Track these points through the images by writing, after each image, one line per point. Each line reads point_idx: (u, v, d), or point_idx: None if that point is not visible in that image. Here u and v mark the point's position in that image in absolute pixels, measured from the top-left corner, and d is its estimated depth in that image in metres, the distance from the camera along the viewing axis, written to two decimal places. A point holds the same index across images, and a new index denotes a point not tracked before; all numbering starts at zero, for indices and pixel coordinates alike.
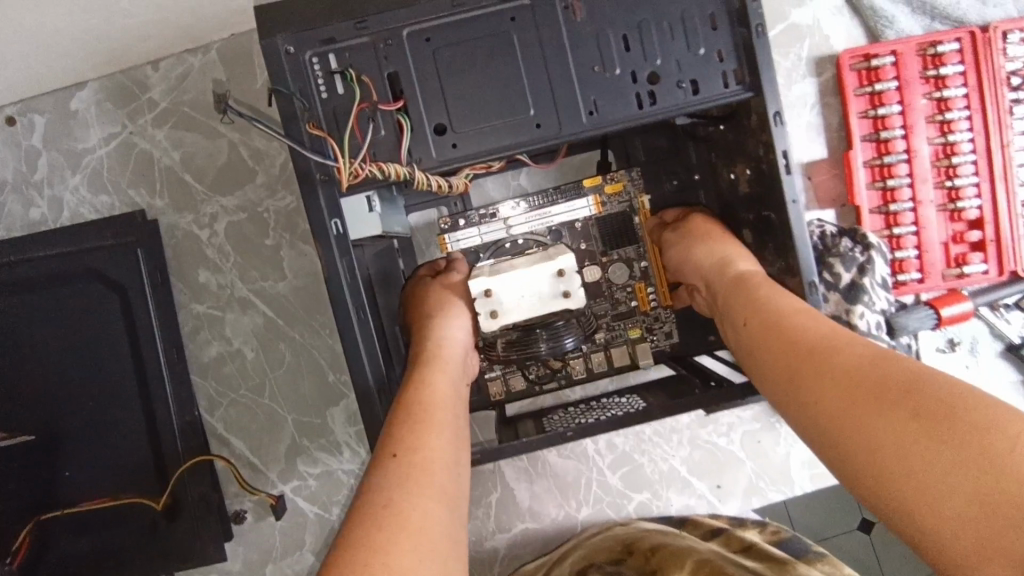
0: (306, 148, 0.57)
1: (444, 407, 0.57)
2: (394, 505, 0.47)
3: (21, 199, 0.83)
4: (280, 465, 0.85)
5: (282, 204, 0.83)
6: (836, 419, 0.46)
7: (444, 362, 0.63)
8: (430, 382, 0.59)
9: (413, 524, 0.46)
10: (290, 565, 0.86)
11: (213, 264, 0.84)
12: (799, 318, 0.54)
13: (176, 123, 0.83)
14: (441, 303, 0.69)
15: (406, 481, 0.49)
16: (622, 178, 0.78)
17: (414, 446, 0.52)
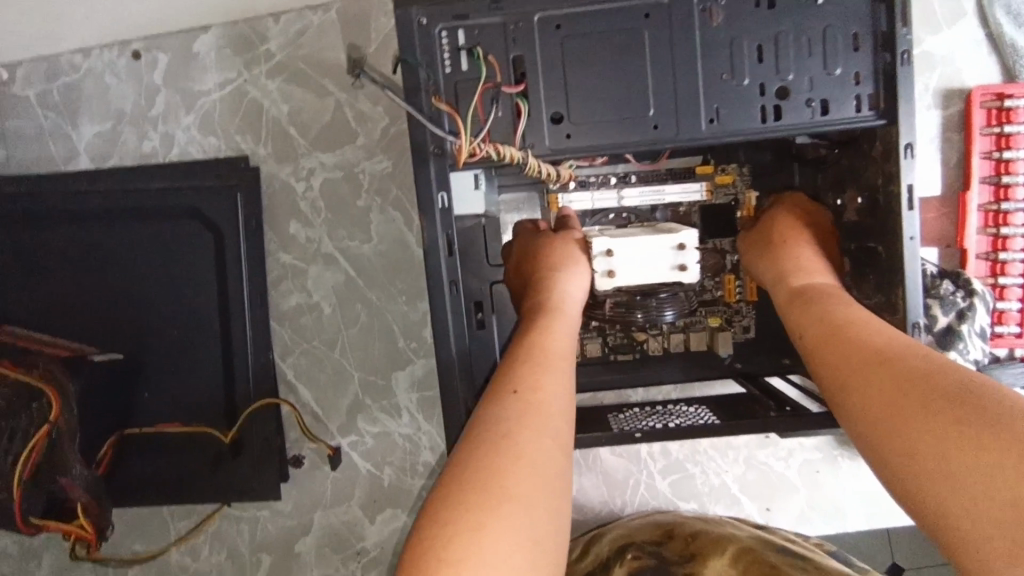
0: (424, 118, 0.58)
1: (558, 356, 0.58)
2: (512, 437, 0.48)
3: (136, 131, 0.86)
4: (340, 418, 0.88)
5: (379, 168, 0.85)
6: (883, 424, 0.47)
7: (556, 313, 0.62)
8: (540, 330, 0.60)
9: (527, 454, 0.47)
10: (337, 515, 0.89)
11: (305, 217, 0.86)
12: (862, 331, 0.54)
13: (289, 77, 0.85)
14: (560, 257, 0.67)
15: (524, 415, 0.50)
16: (732, 171, 0.75)
17: (531, 387, 0.53)
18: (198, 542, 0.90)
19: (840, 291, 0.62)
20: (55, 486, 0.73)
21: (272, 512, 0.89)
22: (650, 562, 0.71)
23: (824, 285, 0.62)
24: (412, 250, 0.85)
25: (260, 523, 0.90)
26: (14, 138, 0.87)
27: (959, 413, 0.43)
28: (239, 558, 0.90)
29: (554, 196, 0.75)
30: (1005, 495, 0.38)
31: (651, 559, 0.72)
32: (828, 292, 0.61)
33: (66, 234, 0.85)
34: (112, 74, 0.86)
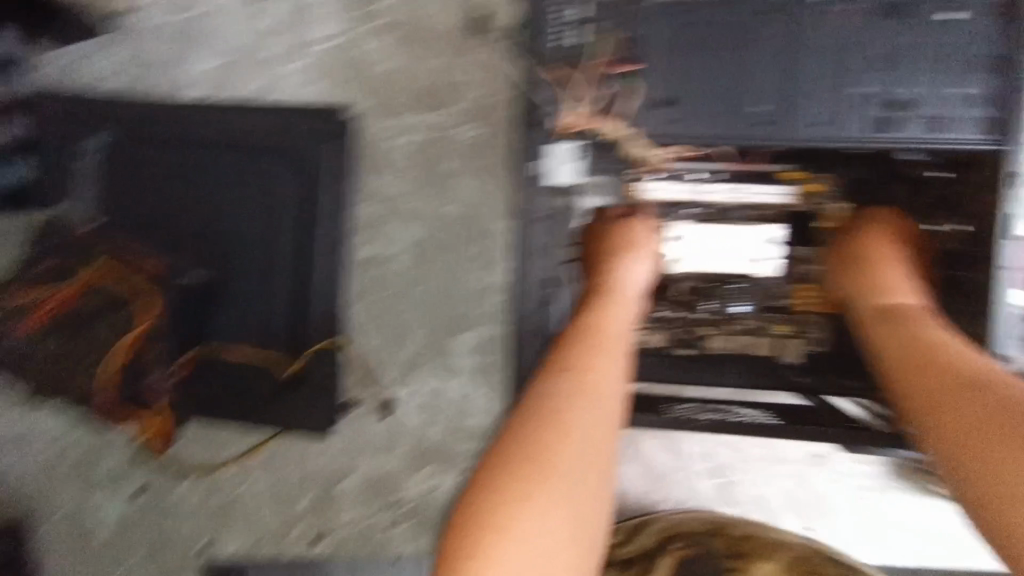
0: (537, 88, 0.66)
1: (614, 337, 0.58)
2: (563, 414, 0.49)
3: (247, 72, 0.91)
4: (399, 369, 0.92)
5: (467, 135, 0.88)
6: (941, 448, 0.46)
7: (616, 297, 0.63)
8: (598, 311, 0.60)
9: (575, 432, 0.48)
10: (384, 462, 0.94)
11: (392, 173, 0.90)
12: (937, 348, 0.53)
13: (396, 37, 0.88)
14: (631, 246, 0.68)
15: (576, 392, 0.51)
16: (823, 180, 0.75)
17: (585, 365, 0.54)
18: (251, 465, 0.95)
19: (930, 313, 0.59)
20: (141, 385, 0.82)
21: (322, 448, 0.94)
22: (694, 551, 0.76)
23: (911, 305, 0.60)
24: (489, 218, 0.88)
25: (310, 457, 0.95)
26: (133, 65, 0.93)
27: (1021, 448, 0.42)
28: (286, 486, 0.95)
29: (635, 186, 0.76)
30: None
31: (695, 549, 0.77)
32: (919, 315, 0.58)
33: (171, 161, 0.91)
34: (231, 15, 0.91)
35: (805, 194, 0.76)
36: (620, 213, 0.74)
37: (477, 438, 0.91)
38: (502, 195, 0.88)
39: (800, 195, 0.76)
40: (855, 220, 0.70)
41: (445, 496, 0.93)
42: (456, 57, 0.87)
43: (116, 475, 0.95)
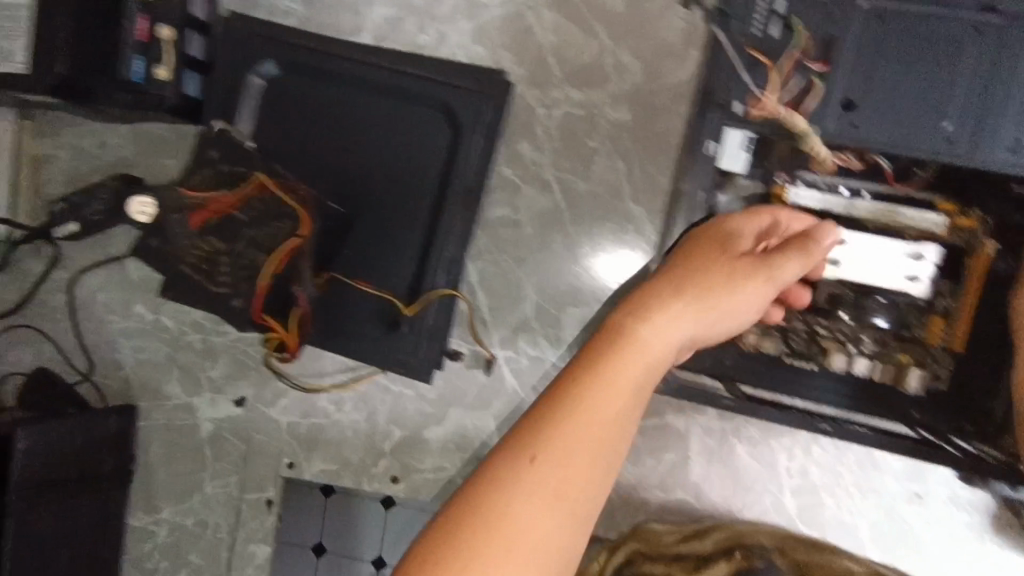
0: (736, 69, 0.67)
1: (610, 418, 0.46)
2: (486, 527, 0.43)
3: (416, 23, 0.95)
4: (505, 331, 0.93)
5: (618, 117, 0.90)
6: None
7: (630, 354, 0.48)
8: (607, 371, 0.47)
9: (500, 548, 0.43)
10: (471, 419, 0.95)
11: (537, 141, 0.93)
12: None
13: (566, 12, 0.91)
14: (702, 292, 0.53)
15: (509, 495, 0.44)
16: (976, 217, 0.73)
17: (561, 450, 0.45)
18: (344, 395, 0.98)
19: None
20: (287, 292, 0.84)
21: (415, 393, 0.97)
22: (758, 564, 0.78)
23: None
24: (623, 200, 0.90)
25: (403, 400, 0.97)
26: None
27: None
28: (374, 423, 0.98)
29: (783, 188, 0.74)
30: None
31: (759, 561, 0.78)
32: None
33: (330, 93, 0.96)
34: None
35: (956, 226, 0.73)
36: (757, 236, 0.60)
37: None
38: (640, 180, 0.90)
39: (949, 227, 0.73)
40: None
41: None
42: (621, 41, 0.89)
43: (221, 379, 1.00)
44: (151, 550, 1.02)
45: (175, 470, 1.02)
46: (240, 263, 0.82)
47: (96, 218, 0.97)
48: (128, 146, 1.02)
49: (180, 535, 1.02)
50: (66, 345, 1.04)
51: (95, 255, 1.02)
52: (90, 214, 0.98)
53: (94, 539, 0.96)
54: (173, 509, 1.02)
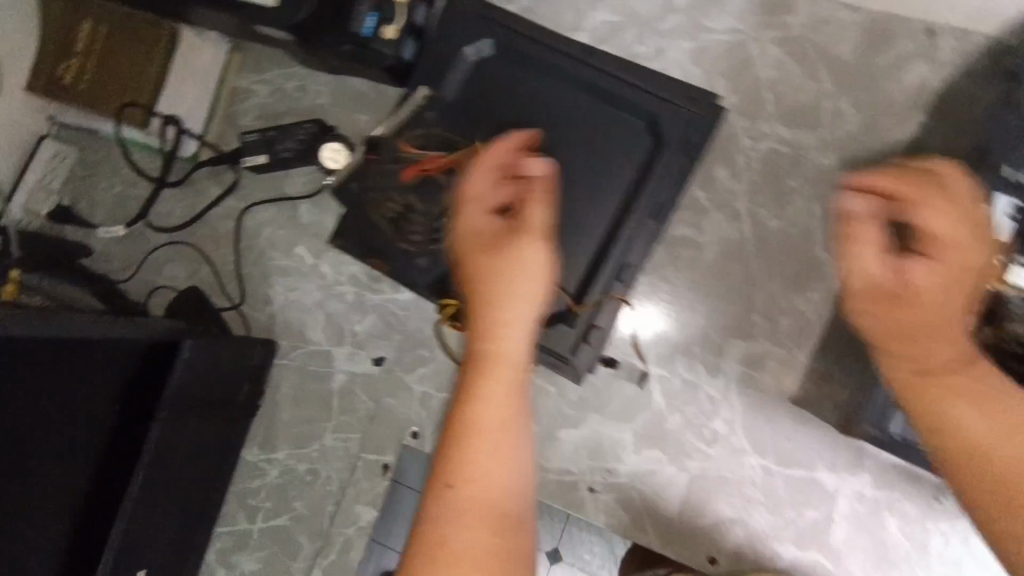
0: None
1: (495, 422, 0.60)
2: (444, 546, 0.55)
3: (637, 33, 0.96)
4: (665, 350, 0.94)
5: (825, 162, 0.89)
6: (998, 466, 0.52)
7: (499, 367, 0.63)
8: (479, 386, 0.62)
9: (458, 558, 0.55)
10: (610, 430, 0.95)
11: (735, 170, 0.93)
12: (926, 347, 0.59)
13: (791, 50, 0.91)
14: (502, 279, 0.68)
15: (452, 513, 0.57)
16: None
17: (470, 468, 0.58)
18: None
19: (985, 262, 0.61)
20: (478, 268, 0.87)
21: (558, 392, 0.97)
22: None
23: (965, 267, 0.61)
24: (813, 244, 0.90)
25: (544, 396, 0.97)
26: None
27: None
28: None
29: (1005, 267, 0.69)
30: None
31: None
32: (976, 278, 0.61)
33: (536, 83, 0.97)
34: None
35: None
36: (495, 181, 0.75)
37: (713, 443, 0.91)
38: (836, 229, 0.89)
39: None
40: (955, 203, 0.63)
41: (658, 484, 0.92)
42: (843, 90, 0.89)
43: (366, 336, 1.02)
44: (259, 487, 1.03)
45: (300, 414, 1.03)
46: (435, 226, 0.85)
47: (286, 156, 1.00)
48: (327, 94, 1.05)
49: (291, 479, 1.02)
50: (222, 270, 1.06)
51: (270, 191, 1.05)
52: (281, 151, 1.01)
53: (216, 459, 0.97)
54: (290, 451, 1.02)
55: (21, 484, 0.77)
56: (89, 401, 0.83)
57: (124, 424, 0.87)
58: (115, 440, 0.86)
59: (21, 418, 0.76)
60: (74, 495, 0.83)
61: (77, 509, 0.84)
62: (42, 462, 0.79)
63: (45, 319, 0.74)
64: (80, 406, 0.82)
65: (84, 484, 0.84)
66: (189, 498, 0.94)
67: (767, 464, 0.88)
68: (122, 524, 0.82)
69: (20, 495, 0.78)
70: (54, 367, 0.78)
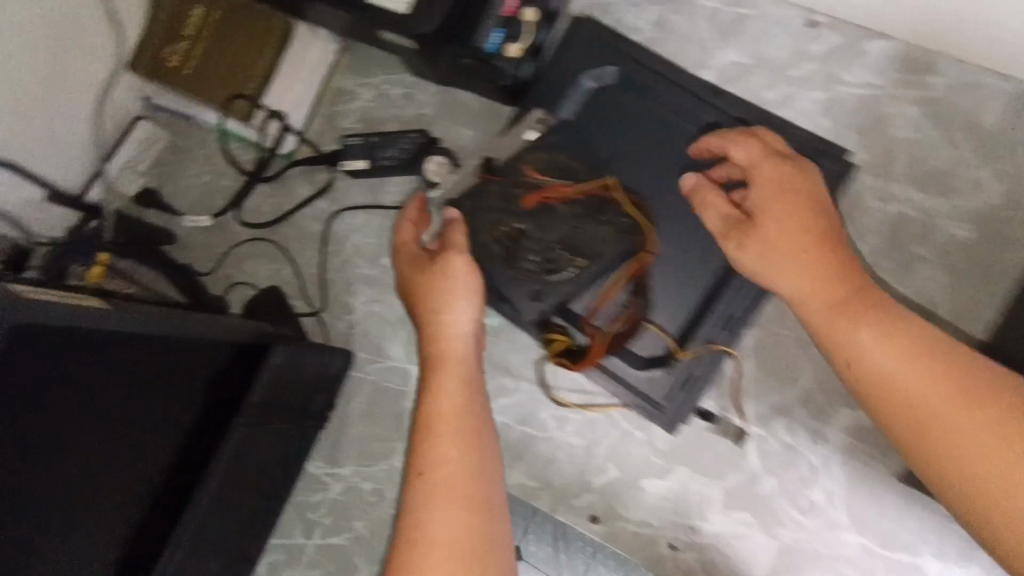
0: None
1: (451, 417, 0.74)
2: (423, 524, 0.68)
3: (767, 78, 0.94)
4: (765, 409, 0.91)
5: (953, 234, 0.87)
6: (898, 395, 0.62)
7: (446, 368, 0.78)
8: (437, 391, 0.76)
9: (435, 529, 0.67)
10: (698, 485, 0.92)
11: (860, 230, 0.89)
12: (791, 282, 0.71)
13: (933, 112, 0.89)
14: (435, 303, 0.81)
15: (427, 495, 0.69)
16: None
17: (439, 454, 0.71)
18: (569, 416, 0.96)
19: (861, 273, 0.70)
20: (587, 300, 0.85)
21: (644, 437, 0.95)
22: None
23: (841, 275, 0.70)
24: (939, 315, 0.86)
25: (630, 442, 0.95)
26: (665, 24, 0.97)
27: (998, 414, 0.58)
28: (590, 454, 0.96)
29: None
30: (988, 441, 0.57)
31: None
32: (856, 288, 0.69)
33: (659, 118, 0.94)
34: (780, 24, 0.94)
35: None
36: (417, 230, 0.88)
37: (808, 513, 0.88)
38: (960, 303, 0.86)
39: None
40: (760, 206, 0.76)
41: (747, 550, 0.89)
42: (986, 158, 0.86)
43: None
44: (319, 501, 0.99)
45: (371, 430, 0.99)
46: (549, 255, 0.85)
47: (388, 163, 0.98)
48: (432, 105, 1.02)
49: (353, 497, 0.98)
50: (305, 272, 1.03)
51: (365, 197, 1.02)
52: (384, 157, 0.99)
53: (278, 473, 0.92)
54: (355, 468, 0.99)
55: (85, 502, 0.69)
56: (163, 413, 0.74)
57: (197, 429, 0.80)
58: (184, 451, 0.79)
59: (90, 431, 0.67)
60: (127, 518, 0.74)
61: (127, 538, 0.75)
62: (99, 485, 0.70)
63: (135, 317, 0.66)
64: (154, 422, 0.73)
65: (146, 496, 0.76)
66: (245, 514, 0.88)
67: (866, 544, 0.86)
68: (183, 534, 0.76)
69: (80, 513, 0.69)
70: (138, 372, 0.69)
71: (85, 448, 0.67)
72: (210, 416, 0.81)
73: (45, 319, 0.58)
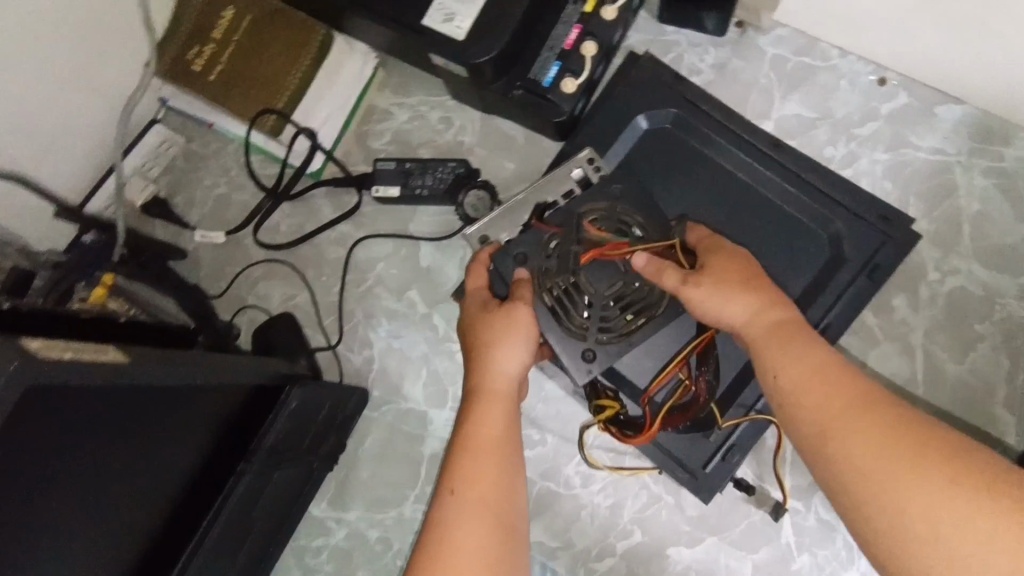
0: None
1: (491, 444, 0.68)
2: (446, 542, 0.62)
3: (831, 134, 0.93)
4: (805, 481, 0.88)
5: (1019, 311, 0.86)
6: (811, 411, 0.58)
7: (490, 399, 0.71)
8: (479, 420, 0.70)
9: (459, 548, 0.61)
10: (727, 556, 0.88)
11: (917, 300, 0.89)
12: (727, 304, 0.67)
13: (1002, 184, 0.88)
14: (490, 341, 0.74)
15: (456, 513, 0.63)
16: None
17: (473, 486, 0.65)
18: (595, 473, 0.91)
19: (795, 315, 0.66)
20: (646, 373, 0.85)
21: (675, 502, 0.90)
22: None
23: (772, 314, 0.66)
24: (995, 392, 0.85)
25: (658, 505, 0.90)
26: (726, 68, 0.96)
27: (897, 427, 0.53)
28: (615, 516, 0.90)
29: None
30: (927, 479, 0.50)
31: None
32: (751, 298, 0.67)
33: (713, 166, 0.90)
34: (850, 81, 0.93)
35: None
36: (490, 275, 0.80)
37: None
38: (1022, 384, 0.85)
39: None
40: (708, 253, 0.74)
41: None
42: None
43: None
44: (320, 547, 0.92)
45: (382, 473, 0.93)
46: (604, 312, 0.76)
47: (422, 193, 0.92)
48: (473, 132, 0.97)
49: (358, 544, 0.91)
50: (323, 299, 0.97)
51: (394, 225, 0.96)
52: (418, 186, 0.93)
53: (277, 524, 0.85)
54: (362, 513, 0.92)
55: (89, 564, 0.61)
56: (169, 461, 0.67)
57: (206, 467, 0.73)
58: (189, 491, 0.72)
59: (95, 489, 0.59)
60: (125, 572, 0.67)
61: None
62: (104, 545, 0.62)
63: (160, 366, 0.58)
64: (161, 465, 0.66)
65: (147, 544, 0.68)
66: (248, 552, 0.81)
67: None
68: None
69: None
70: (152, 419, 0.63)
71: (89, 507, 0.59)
72: (215, 462, 0.74)
73: (78, 374, 0.50)
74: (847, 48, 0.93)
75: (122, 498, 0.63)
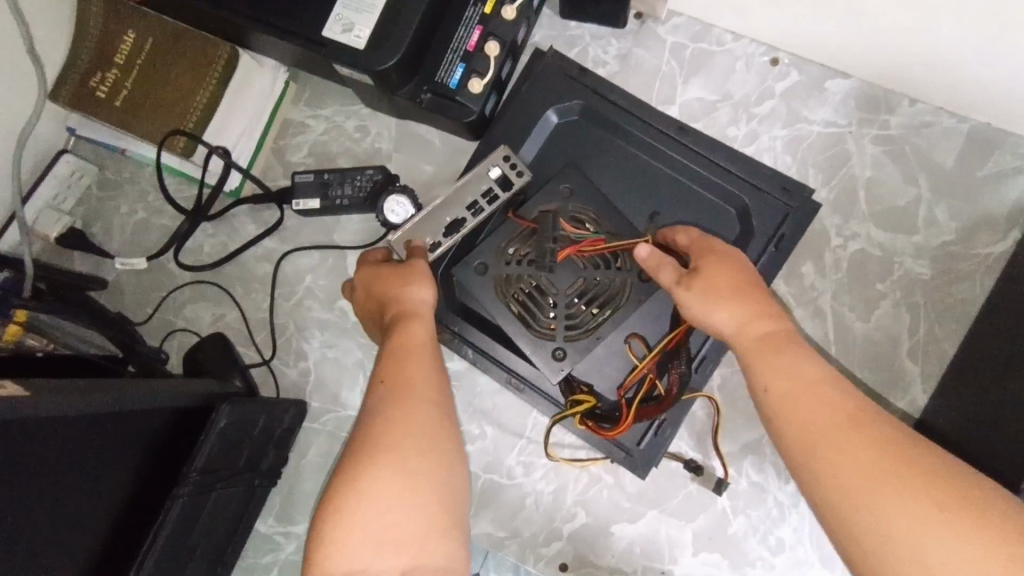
0: None
1: (419, 344, 0.67)
2: (375, 425, 0.60)
3: (732, 115, 0.97)
4: (734, 447, 0.93)
5: (915, 268, 0.92)
6: (797, 421, 0.59)
7: (413, 314, 0.71)
8: (406, 328, 0.69)
9: (389, 429, 0.59)
10: (668, 527, 0.92)
11: (822, 266, 0.94)
12: (715, 312, 0.70)
13: (890, 151, 0.94)
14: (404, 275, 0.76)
15: (388, 397, 0.62)
16: None
17: (399, 371, 0.64)
18: (536, 461, 0.94)
19: (787, 328, 0.67)
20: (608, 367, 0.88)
21: (615, 482, 0.93)
22: None
23: (763, 325, 0.68)
24: (898, 346, 0.91)
25: (599, 485, 0.93)
26: (629, 58, 0.99)
27: (888, 449, 0.55)
28: (559, 501, 0.93)
29: None
30: (913, 501, 0.52)
31: None
32: (741, 308, 0.69)
33: (623, 152, 0.94)
34: (745, 63, 0.97)
35: None
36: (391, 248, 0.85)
37: (776, 550, 0.90)
38: (922, 336, 0.91)
39: None
40: (704, 264, 0.75)
41: None
42: (937, 197, 0.92)
43: None
44: (270, 562, 0.93)
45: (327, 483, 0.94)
46: (568, 310, 0.86)
47: (342, 203, 0.93)
48: (389, 138, 0.99)
49: None
50: (253, 316, 0.97)
51: (319, 236, 0.97)
52: (338, 197, 0.93)
53: (220, 546, 0.85)
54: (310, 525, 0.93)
55: None
56: (93, 498, 0.67)
57: (139, 499, 0.73)
58: (123, 525, 0.72)
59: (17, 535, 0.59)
60: None
61: None
62: None
63: (68, 397, 0.60)
64: (90, 503, 0.66)
65: None
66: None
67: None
68: None
69: None
70: (65, 453, 0.62)
71: (12, 556, 0.58)
72: (145, 493, 0.73)
73: None
74: (740, 31, 0.97)
75: (46, 542, 0.62)
